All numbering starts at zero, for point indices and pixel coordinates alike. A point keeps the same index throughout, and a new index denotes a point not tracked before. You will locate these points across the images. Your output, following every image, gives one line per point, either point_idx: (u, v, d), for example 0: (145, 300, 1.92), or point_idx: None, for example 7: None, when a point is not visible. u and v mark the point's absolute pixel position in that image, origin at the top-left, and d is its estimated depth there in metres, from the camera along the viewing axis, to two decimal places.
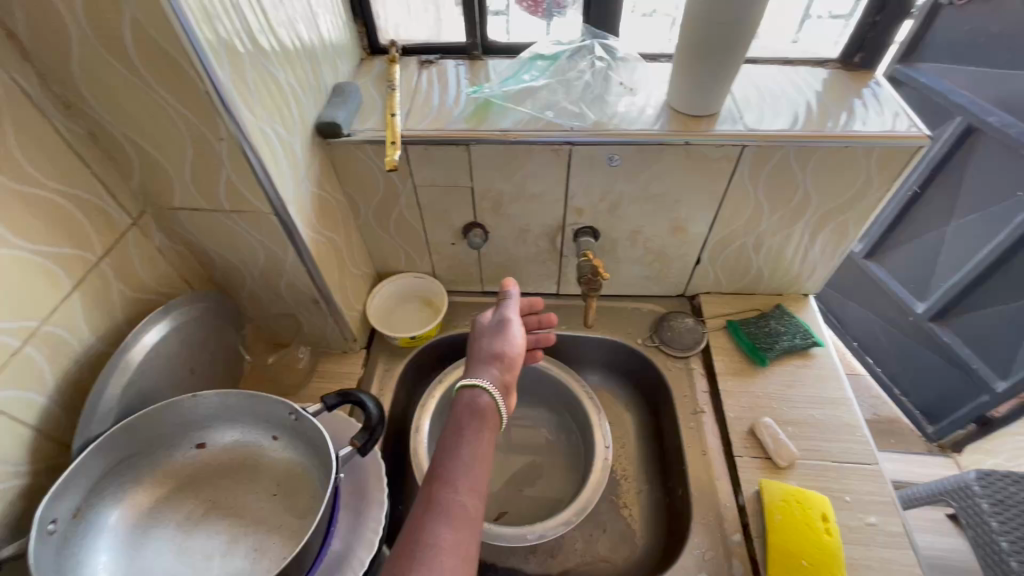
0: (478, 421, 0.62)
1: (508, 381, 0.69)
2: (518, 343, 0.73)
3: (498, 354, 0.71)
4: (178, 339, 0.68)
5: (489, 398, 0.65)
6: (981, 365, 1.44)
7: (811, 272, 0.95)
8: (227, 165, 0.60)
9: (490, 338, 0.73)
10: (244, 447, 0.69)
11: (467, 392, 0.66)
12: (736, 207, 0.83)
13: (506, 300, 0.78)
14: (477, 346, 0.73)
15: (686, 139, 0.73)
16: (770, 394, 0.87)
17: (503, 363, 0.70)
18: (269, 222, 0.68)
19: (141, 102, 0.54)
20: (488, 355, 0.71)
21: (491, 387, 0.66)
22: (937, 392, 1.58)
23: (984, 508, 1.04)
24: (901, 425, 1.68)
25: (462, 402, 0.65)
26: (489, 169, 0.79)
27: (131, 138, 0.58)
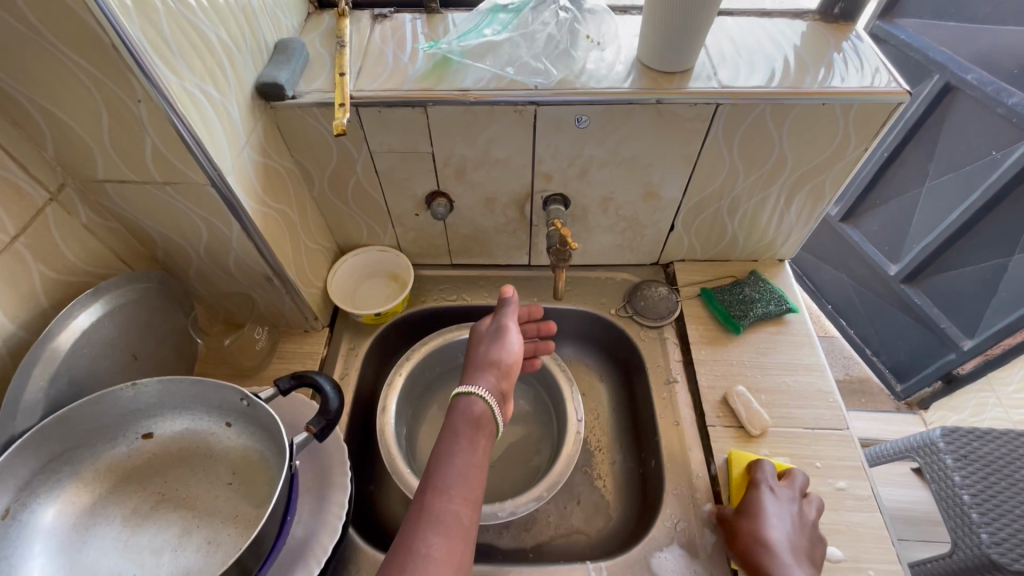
0: (474, 428, 0.60)
1: (506, 390, 0.66)
2: (516, 349, 0.70)
3: (496, 359, 0.68)
4: (115, 324, 0.63)
5: (484, 406, 0.62)
6: (949, 324, 1.47)
7: (787, 236, 0.92)
8: (149, 129, 0.54)
9: (488, 344, 0.70)
10: (196, 434, 0.65)
11: (464, 400, 0.62)
12: (710, 170, 0.79)
13: (505, 306, 0.75)
14: (474, 353, 0.70)
15: (657, 97, 0.69)
16: (743, 362, 0.85)
17: (501, 368, 0.67)
18: (206, 195, 0.62)
19: (39, 58, 0.48)
20: (485, 360, 0.68)
21: (488, 394, 0.63)
22: (906, 352, 1.61)
23: (949, 463, 1.09)
24: (871, 384, 1.72)
25: (457, 409, 0.62)
26: (450, 133, 0.74)
27: (36, 102, 0.52)
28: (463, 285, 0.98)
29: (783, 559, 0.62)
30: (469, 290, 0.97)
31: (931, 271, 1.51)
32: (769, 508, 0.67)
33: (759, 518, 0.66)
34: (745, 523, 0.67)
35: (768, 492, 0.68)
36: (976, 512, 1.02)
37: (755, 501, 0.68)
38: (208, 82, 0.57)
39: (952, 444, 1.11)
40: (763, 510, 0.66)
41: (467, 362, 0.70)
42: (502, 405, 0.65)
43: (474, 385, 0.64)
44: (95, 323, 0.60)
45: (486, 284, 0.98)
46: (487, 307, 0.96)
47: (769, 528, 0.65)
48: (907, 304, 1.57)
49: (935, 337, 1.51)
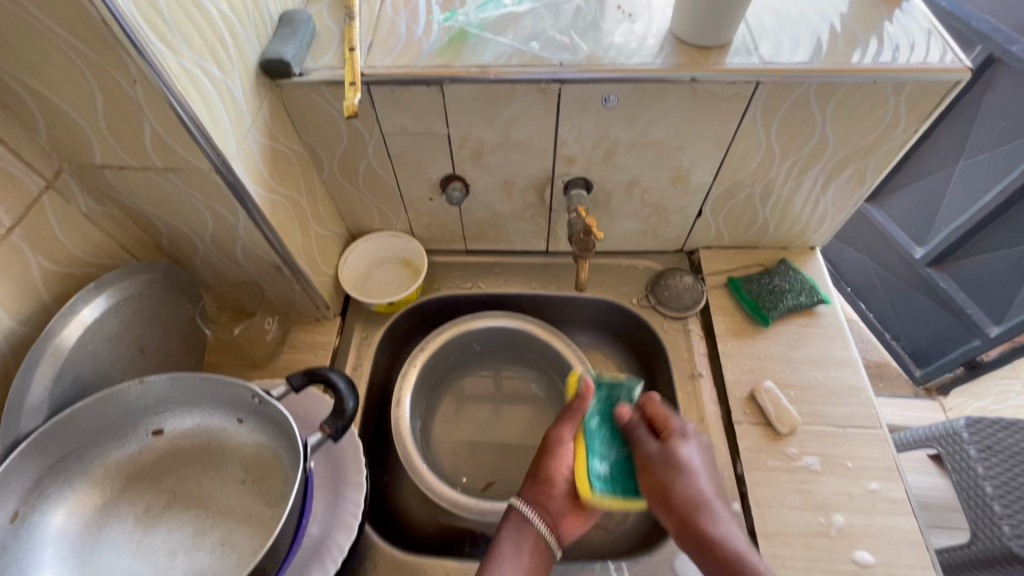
0: (521, 552, 0.61)
1: (568, 511, 0.66)
2: (571, 461, 0.67)
3: (563, 478, 0.67)
4: (120, 317, 0.60)
5: (538, 535, 0.63)
6: (975, 310, 1.42)
7: (821, 223, 0.87)
8: (147, 113, 0.50)
9: (561, 457, 0.68)
10: (206, 431, 0.63)
11: (517, 518, 0.64)
12: (744, 153, 0.74)
13: (572, 421, 0.70)
14: (546, 465, 0.67)
15: (693, 74, 0.63)
16: (772, 356, 0.82)
17: (563, 490, 0.66)
18: (210, 182, 0.58)
19: (24, 35, 0.44)
20: (551, 478, 0.67)
21: (535, 517, 0.63)
22: (927, 336, 1.57)
23: (972, 455, 1.03)
24: (890, 369, 1.68)
25: (508, 527, 0.64)
26: (467, 113, 0.69)
27: (24, 83, 0.48)
28: (479, 272, 0.94)
29: (708, 513, 0.58)
30: (484, 277, 0.94)
31: (963, 255, 1.44)
32: (691, 456, 0.63)
33: (687, 473, 0.61)
34: (660, 476, 0.62)
35: (688, 438, 0.64)
36: (998, 503, 0.96)
37: (687, 448, 0.63)
38: (209, 60, 0.53)
39: (977, 434, 1.05)
40: (687, 459, 0.62)
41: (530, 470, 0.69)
42: (560, 523, 0.65)
43: (523, 504, 0.65)
44: (98, 319, 0.57)
45: (502, 271, 0.94)
46: (503, 295, 0.93)
47: (698, 479, 0.61)
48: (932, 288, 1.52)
49: (958, 321, 1.46)
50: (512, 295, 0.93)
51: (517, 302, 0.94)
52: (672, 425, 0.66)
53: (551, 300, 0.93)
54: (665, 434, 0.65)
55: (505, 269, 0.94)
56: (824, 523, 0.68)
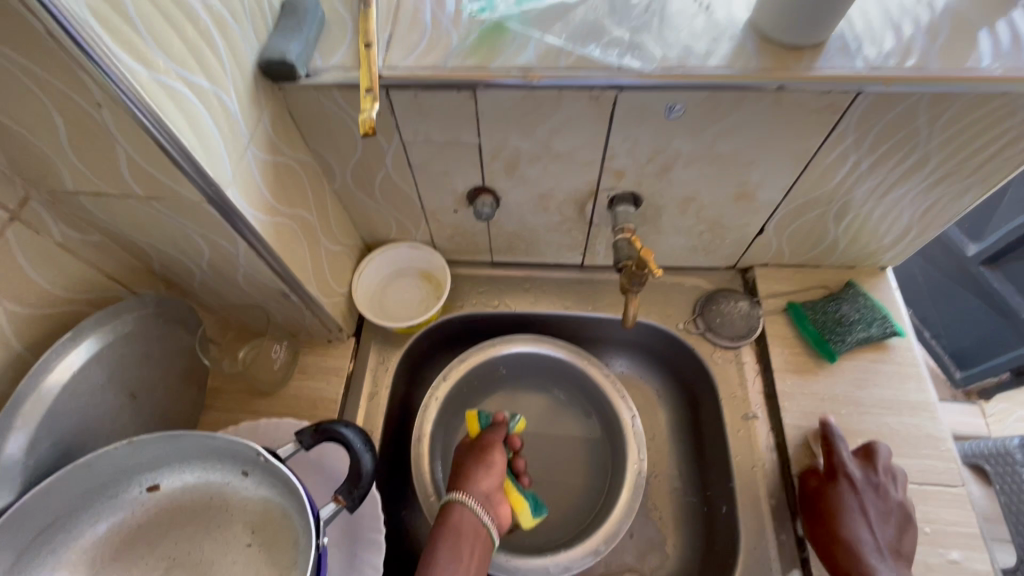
0: (461, 540, 0.61)
1: (499, 504, 0.68)
2: (499, 462, 0.70)
3: (491, 478, 0.68)
4: (108, 363, 0.53)
5: (483, 529, 0.63)
6: None
7: (898, 243, 0.76)
8: (118, 138, 0.41)
9: (494, 459, 0.69)
10: (207, 486, 0.56)
11: (467, 519, 0.63)
12: (825, 169, 0.63)
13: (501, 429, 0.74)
14: (489, 457, 0.70)
15: (780, 81, 0.52)
16: (837, 396, 0.73)
17: (495, 489, 0.68)
18: (202, 211, 0.49)
19: None
20: (484, 479, 0.67)
21: (472, 505, 0.64)
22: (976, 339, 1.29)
23: None
24: None
25: (452, 527, 0.62)
26: (503, 122, 0.58)
27: None
28: (506, 287, 0.85)
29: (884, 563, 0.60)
30: (512, 293, 0.85)
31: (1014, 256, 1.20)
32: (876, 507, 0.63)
33: (870, 517, 0.62)
34: (828, 516, 0.63)
35: (847, 485, 0.64)
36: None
37: (856, 497, 0.63)
38: (195, 69, 0.43)
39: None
40: (870, 510, 0.63)
41: (471, 471, 0.68)
42: (498, 515, 0.67)
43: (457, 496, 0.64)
44: (82, 370, 0.50)
45: (532, 287, 0.85)
46: (533, 314, 0.84)
47: (858, 529, 0.62)
48: (987, 290, 1.25)
49: (1009, 325, 1.21)
50: (543, 315, 0.84)
51: (547, 322, 0.85)
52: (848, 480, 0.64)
53: (586, 321, 0.84)
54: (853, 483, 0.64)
55: (535, 284, 0.85)
56: None
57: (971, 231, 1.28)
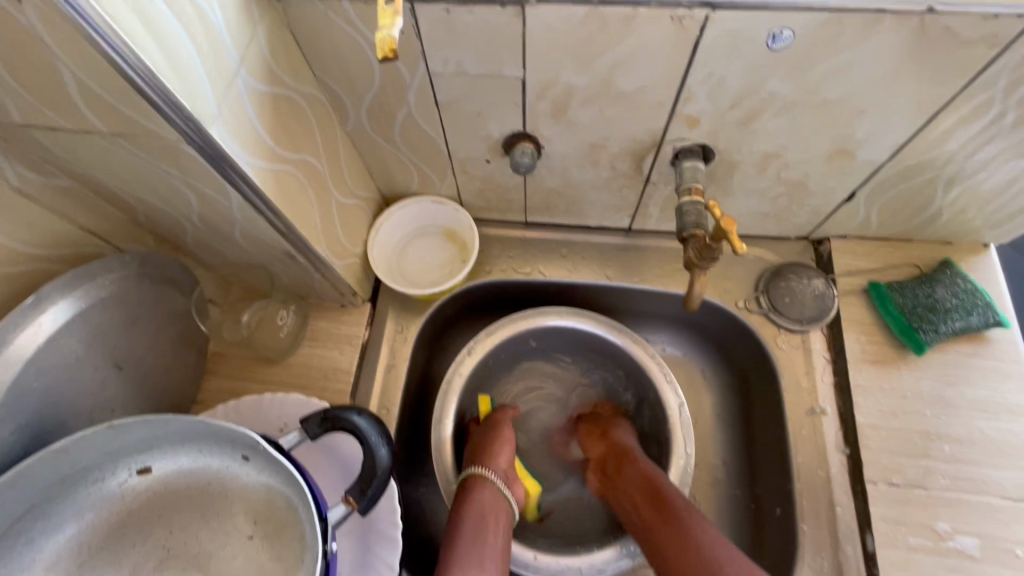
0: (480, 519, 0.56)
1: (513, 483, 0.62)
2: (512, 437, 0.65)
3: (505, 455, 0.63)
4: (86, 332, 0.45)
5: (504, 502, 0.59)
6: None
7: (1015, 217, 0.64)
8: (58, 51, 0.31)
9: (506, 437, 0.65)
10: (204, 471, 0.50)
11: (489, 493, 0.59)
12: (954, 123, 0.51)
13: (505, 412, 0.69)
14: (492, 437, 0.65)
15: (932, 1, 0.39)
16: (922, 394, 0.63)
17: (512, 465, 0.64)
18: (181, 154, 0.40)
19: None
20: (501, 453, 0.63)
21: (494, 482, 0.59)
22: None
23: None
24: None
25: (475, 503, 0.58)
26: (556, 49, 0.46)
27: None
28: (540, 251, 0.75)
29: (667, 482, 0.59)
30: (547, 259, 0.75)
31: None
32: (643, 453, 0.64)
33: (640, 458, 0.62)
34: (621, 482, 0.62)
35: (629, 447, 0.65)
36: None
37: (631, 458, 0.62)
38: None
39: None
40: (637, 453, 0.63)
41: (486, 447, 0.63)
42: (515, 491, 0.63)
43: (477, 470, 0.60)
44: (53, 340, 0.42)
45: (570, 253, 0.75)
46: (569, 282, 0.74)
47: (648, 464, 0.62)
48: None
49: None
50: (581, 285, 0.74)
51: (585, 292, 0.75)
52: (609, 451, 0.65)
53: (629, 293, 0.74)
54: (618, 455, 0.64)
55: (574, 249, 0.75)
56: None
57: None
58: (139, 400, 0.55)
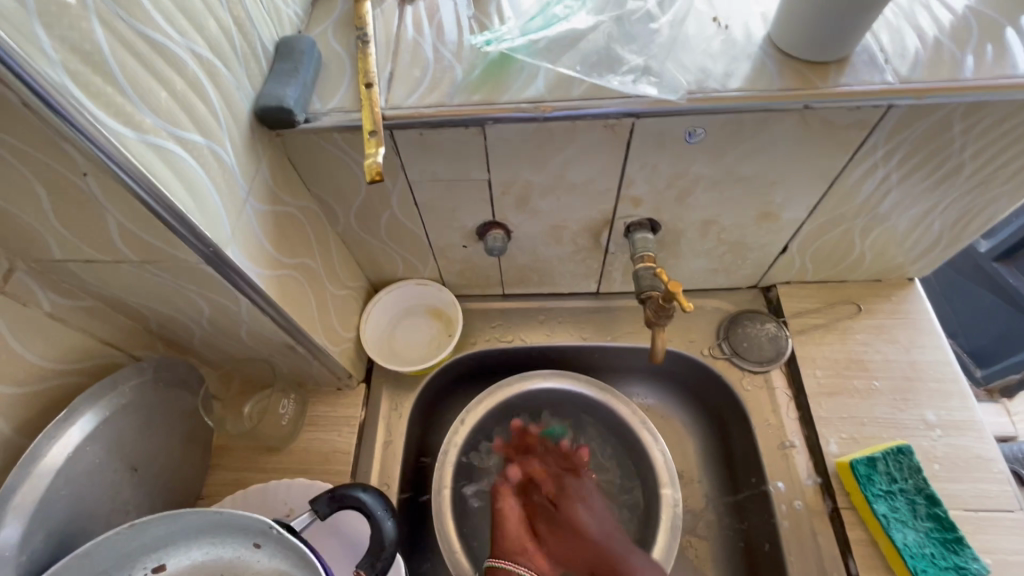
0: None
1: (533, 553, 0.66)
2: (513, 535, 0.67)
3: (516, 530, 0.68)
4: (109, 438, 0.49)
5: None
6: None
7: (927, 253, 0.73)
8: (109, 207, 0.38)
9: (514, 524, 0.68)
10: (215, 563, 0.52)
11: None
12: (852, 185, 0.60)
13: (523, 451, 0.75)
14: (501, 513, 0.69)
15: (807, 100, 0.49)
16: (878, 419, 0.69)
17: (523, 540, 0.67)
18: (202, 273, 0.46)
19: None
20: (511, 537, 0.67)
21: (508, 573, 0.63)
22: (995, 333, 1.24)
23: None
24: None
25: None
26: (514, 155, 0.55)
27: None
28: (520, 320, 0.82)
29: (615, 540, 0.66)
30: (526, 327, 0.81)
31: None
32: (593, 495, 0.71)
33: (593, 510, 0.69)
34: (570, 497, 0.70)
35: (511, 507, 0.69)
36: None
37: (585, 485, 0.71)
38: (187, 124, 0.40)
39: None
40: (590, 497, 0.70)
41: (498, 531, 0.68)
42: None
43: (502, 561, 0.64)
44: (80, 450, 0.46)
45: (547, 319, 0.82)
46: (549, 346, 0.80)
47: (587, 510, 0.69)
48: (1002, 285, 1.19)
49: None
50: (559, 347, 0.80)
51: (565, 354, 0.81)
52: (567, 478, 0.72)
53: (606, 351, 0.81)
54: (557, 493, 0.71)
55: (550, 314, 0.82)
56: None
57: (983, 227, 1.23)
58: (151, 501, 0.58)
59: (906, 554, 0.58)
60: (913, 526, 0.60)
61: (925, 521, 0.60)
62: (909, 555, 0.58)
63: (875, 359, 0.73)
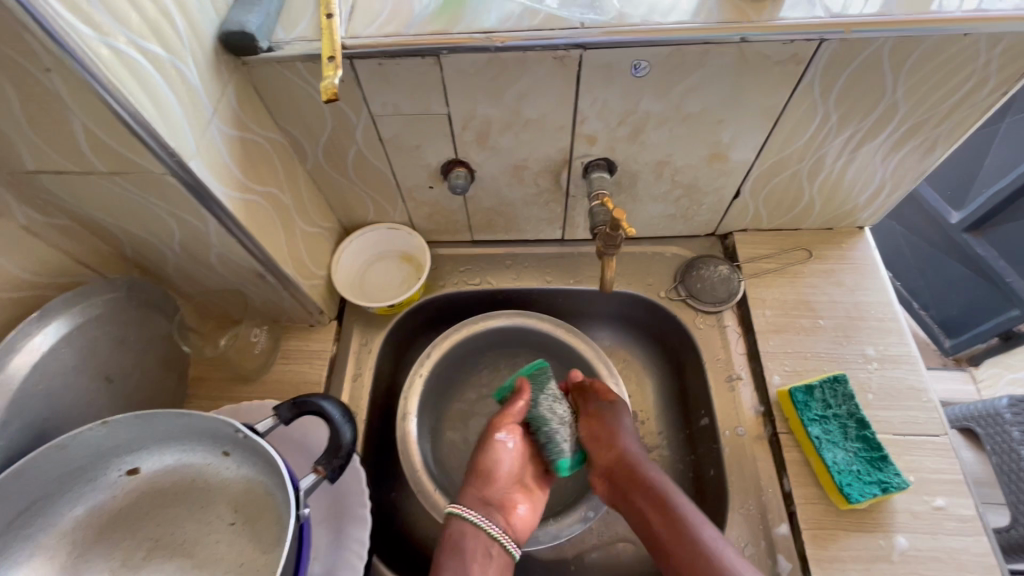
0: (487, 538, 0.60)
1: (516, 501, 0.65)
2: (502, 479, 0.65)
3: (508, 470, 0.66)
4: (82, 346, 0.53)
5: (490, 542, 0.60)
6: (1016, 278, 1.17)
7: (875, 200, 0.76)
8: (73, 108, 0.40)
9: (503, 464, 0.66)
10: (187, 468, 0.56)
11: (470, 532, 0.60)
12: (794, 127, 0.64)
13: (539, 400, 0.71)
14: (491, 454, 0.66)
15: (743, 33, 0.52)
16: (820, 354, 0.73)
17: (509, 479, 0.66)
18: (166, 186, 0.49)
19: None
20: (496, 479, 0.65)
21: (484, 520, 0.60)
22: (962, 304, 1.30)
23: (1015, 438, 0.94)
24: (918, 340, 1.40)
25: (449, 546, 0.58)
26: (470, 88, 0.58)
27: None
28: (487, 265, 0.85)
29: (637, 456, 0.65)
30: (493, 271, 0.84)
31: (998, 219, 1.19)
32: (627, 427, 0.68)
33: (626, 434, 0.67)
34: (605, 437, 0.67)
35: (508, 447, 0.67)
36: None
37: (620, 422, 0.68)
38: (149, 37, 0.42)
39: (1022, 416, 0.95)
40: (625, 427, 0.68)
41: (482, 471, 0.65)
42: (512, 521, 0.63)
43: (473, 512, 0.61)
44: (52, 352, 0.50)
45: (513, 264, 0.85)
46: (514, 290, 0.84)
47: (628, 436, 0.67)
48: (970, 255, 1.24)
49: (994, 291, 1.21)
50: (524, 290, 0.84)
51: (530, 297, 0.85)
52: (612, 408, 0.69)
53: (568, 295, 0.84)
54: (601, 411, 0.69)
55: (516, 259, 0.85)
56: (883, 545, 0.61)
57: (954, 199, 1.26)
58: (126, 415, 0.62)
59: (833, 470, 0.63)
60: (843, 447, 0.65)
61: (854, 443, 0.65)
62: (836, 471, 0.63)
63: (821, 300, 0.77)
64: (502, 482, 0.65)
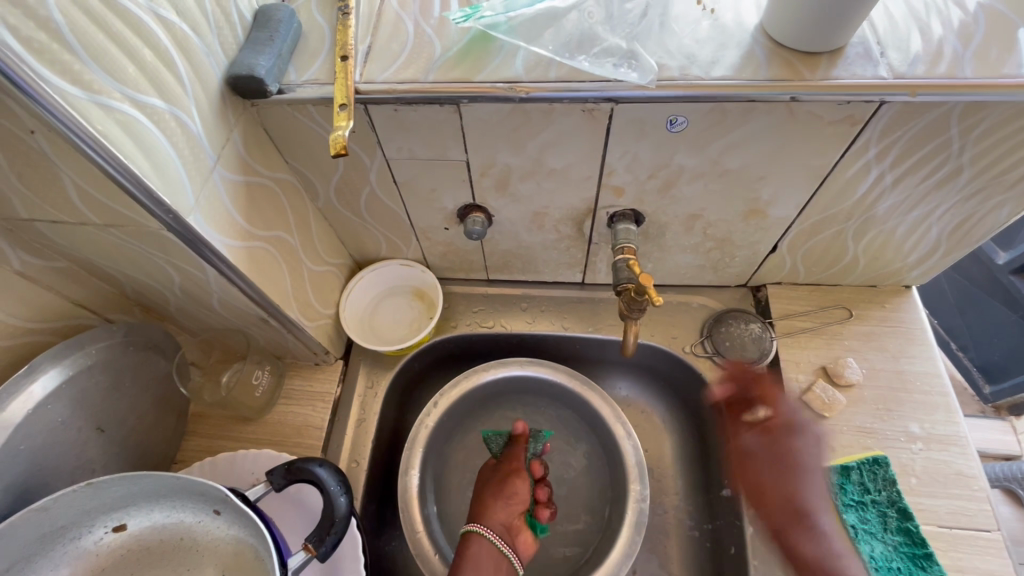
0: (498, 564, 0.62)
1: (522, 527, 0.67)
2: (517, 507, 0.67)
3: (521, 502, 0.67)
4: (72, 397, 0.50)
5: (502, 559, 0.62)
6: None
7: (925, 261, 0.70)
8: (62, 166, 0.38)
9: (518, 496, 0.67)
10: (176, 526, 0.53)
11: (485, 547, 0.62)
12: (843, 186, 0.58)
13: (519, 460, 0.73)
14: (510, 487, 0.68)
15: (793, 92, 0.47)
16: (858, 428, 0.67)
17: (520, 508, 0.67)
18: (163, 239, 0.46)
19: None
20: (509, 506, 0.67)
21: (500, 541, 0.63)
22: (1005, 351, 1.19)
23: None
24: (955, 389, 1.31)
25: (468, 559, 0.61)
26: (490, 135, 0.54)
27: None
28: (502, 306, 0.81)
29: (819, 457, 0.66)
30: (508, 313, 0.80)
31: None
32: (792, 408, 0.69)
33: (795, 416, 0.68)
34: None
35: (525, 480, 0.69)
36: None
37: (775, 402, 0.70)
38: (147, 88, 0.40)
39: None
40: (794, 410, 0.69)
41: (497, 499, 0.67)
42: (517, 545, 0.65)
43: (488, 529, 0.64)
44: (39, 407, 0.47)
45: (529, 306, 0.81)
46: (529, 334, 0.80)
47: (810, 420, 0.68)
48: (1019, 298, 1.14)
49: None
50: (540, 335, 0.79)
51: (546, 343, 0.81)
52: (755, 396, 0.71)
53: (586, 343, 0.80)
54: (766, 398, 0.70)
55: (533, 301, 0.81)
56: None
57: (1003, 239, 1.18)
58: (119, 461, 0.59)
59: (871, 566, 0.59)
60: (881, 539, 0.60)
61: (895, 536, 0.60)
62: (874, 567, 0.59)
63: (861, 367, 0.71)
64: (518, 509, 0.67)
